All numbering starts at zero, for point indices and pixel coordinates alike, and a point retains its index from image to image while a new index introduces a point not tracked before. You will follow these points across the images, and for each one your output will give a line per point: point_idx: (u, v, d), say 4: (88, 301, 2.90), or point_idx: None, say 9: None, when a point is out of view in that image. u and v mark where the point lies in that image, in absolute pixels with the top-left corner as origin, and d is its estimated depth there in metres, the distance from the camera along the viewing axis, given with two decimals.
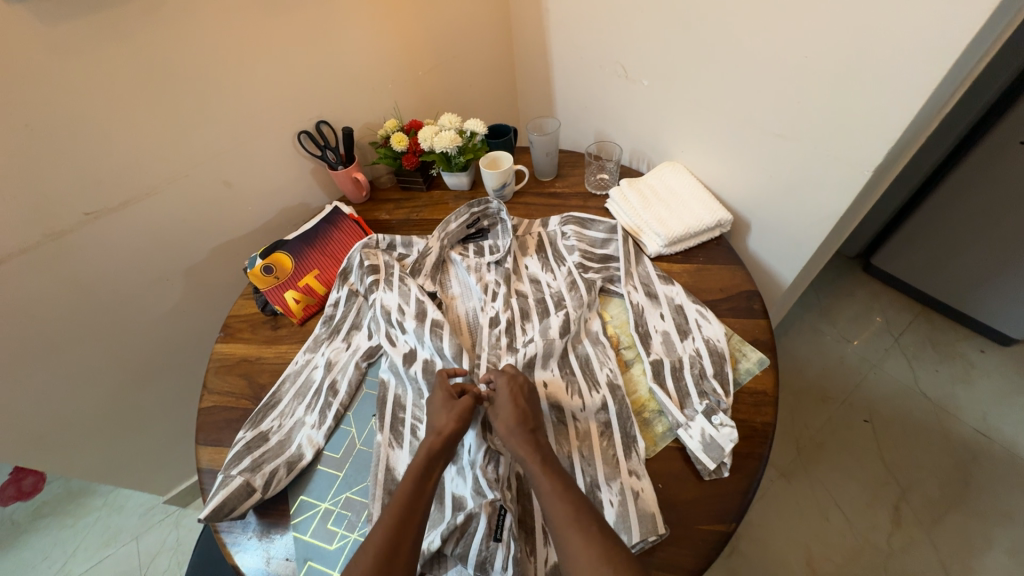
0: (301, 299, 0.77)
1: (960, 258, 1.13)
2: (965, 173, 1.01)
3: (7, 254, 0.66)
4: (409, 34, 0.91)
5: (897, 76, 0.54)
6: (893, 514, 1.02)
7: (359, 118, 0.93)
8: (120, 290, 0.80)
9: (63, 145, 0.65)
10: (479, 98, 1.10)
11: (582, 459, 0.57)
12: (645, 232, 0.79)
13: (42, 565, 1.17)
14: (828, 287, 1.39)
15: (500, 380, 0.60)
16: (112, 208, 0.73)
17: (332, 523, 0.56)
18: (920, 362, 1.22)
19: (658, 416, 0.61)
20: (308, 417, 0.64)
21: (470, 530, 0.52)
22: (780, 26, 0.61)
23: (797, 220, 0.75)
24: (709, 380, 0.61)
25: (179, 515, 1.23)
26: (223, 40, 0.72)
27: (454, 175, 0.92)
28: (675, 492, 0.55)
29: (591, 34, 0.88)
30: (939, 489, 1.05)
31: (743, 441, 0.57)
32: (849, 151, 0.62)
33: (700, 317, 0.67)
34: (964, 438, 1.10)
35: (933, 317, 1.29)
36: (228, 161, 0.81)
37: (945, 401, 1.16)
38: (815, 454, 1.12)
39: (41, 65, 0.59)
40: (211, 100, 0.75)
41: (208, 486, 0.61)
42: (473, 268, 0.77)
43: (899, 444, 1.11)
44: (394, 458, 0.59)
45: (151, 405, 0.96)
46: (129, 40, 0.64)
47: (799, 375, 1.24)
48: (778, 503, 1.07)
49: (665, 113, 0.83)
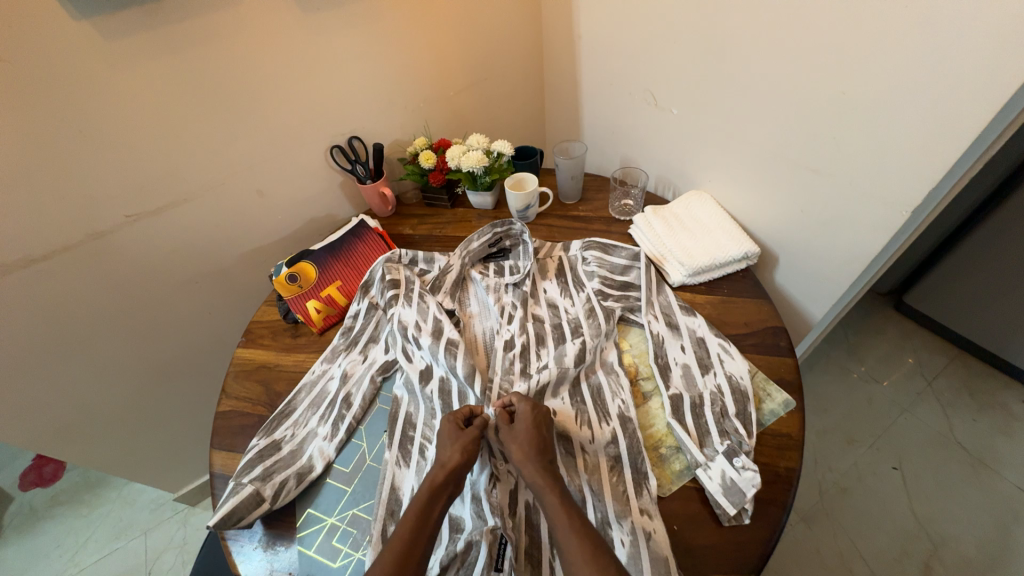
0: (323, 309, 0.78)
1: (1003, 302, 1.08)
2: (1007, 214, 0.98)
3: (49, 250, 0.69)
4: (443, 56, 0.93)
5: (941, 115, 0.52)
6: (923, 571, 0.96)
7: (390, 135, 0.95)
8: (151, 290, 0.82)
9: (109, 149, 0.68)
10: (508, 119, 1.12)
11: (592, 492, 0.56)
12: (669, 260, 0.78)
13: (52, 553, 1.19)
14: (857, 323, 1.34)
15: (522, 405, 0.59)
16: (151, 211, 0.76)
17: (336, 539, 0.55)
18: (955, 411, 1.16)
19: (675, 453, 0.59)
20: (320, 428, 0.64)
21: (470, 559, 0.52)
22: (817, 57, 0.60)
23: (829, 257, 0.73)
24: (730, 419, 0.59)
25: (188, 514, 1.25)
26: (265, 56, 0.74)
27: (479, 194, 0.93)
28: (690, 536, 0.52)
29: (622, 62, 0.88)
30: (974, 548, 0.98)
31: (765, 487, 0.55)
32: (887, 189, 0.61)
33: (723, 352, 0.65)
34: (1003, 495, 1.04)
35: (970, 361, 1.23)
36: (263, 171, 0.84)
37: (982, 453, 1.10)
38: (838, 499, 1.07)
39: (98, 75, 0.63)
40: (251, 113, 0.78)
41: (219, 491, 0.62)
42: (492, 289, 0.77)
43: (930, 496, 1.05)
44: (400, 477, 0.59)
45: (171, 402, 0.98)
46: (180, 54, 0.67)
47: (823, 414, 1.19)
48: (797, 549, 1.02)
49: (694, 141, 0.83)
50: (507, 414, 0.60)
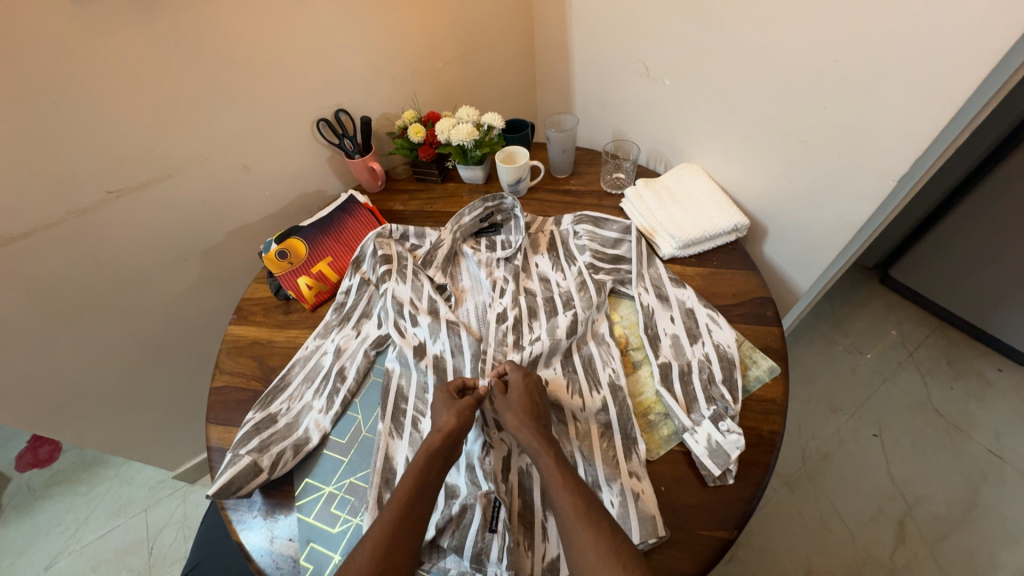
0: (314, 286, 0.78)
1: (986, 273, 1.10)
2: (993, 185, 0.99)
3: (30, 228, 0.68)
4: (430, 24, 0.91)
5: (932, 80, 0.52)
6: (897, 529, 1.01)
7: (378, 108, 0.93)
8: (138, 268, 0.81)
9: (86, 123, 0.66)
10: (498, 90, 1.10)
11: (583, 457, 0.58)
12: (659, 233, 0.79)
13: (52, 531, 1.20)
14: (843, 296, 1.36)
15: (515, 374, 0.61)
16: (134, 187, 0.75)
17: (335, 506, 0.57)
18: (933, 378, 1.20)
19: (663, 419, 0.60)
20: (316, 401, 0.65)
21: (465, 521, 0.53)
22: (809, 23, 0.59)
23: (818, 230, 0.73)
24: (717, 386, 0.61)
25: (187, 490, 1.26)
26: (244, 24, 0.72)
27: (469, 169, 0.92)
28: (677, 496, 0.54)
29: (613, 30, 0.86)
30: (946, 506, 1.03)
31: (749, 449, 0.57)
32: (876, 158, 0.61)
33: (711, 322, 0.67)
34: (975, 456, 1.08)
35: (950, 332, 1.27)
36: (249, 146, 0.82)
37: (958, 418, 1.14)
38: (820, 465, 1.10)
39: (69, 45, 0.60)
40: (234, 86, 0.76)
41: (216, 464, 0.63)
42: (484, 263, 0.78)
43: (907, 460, 1.09)
44: (395, 447, 0.60)
45: (165, 380, 0.98)
46: (155, 22, 0.65)
47: (809, 384, 1.23)
48: (780, 512, 1.06)
49: (685, 113, 0.82)
50: (500, 383, 0.62)
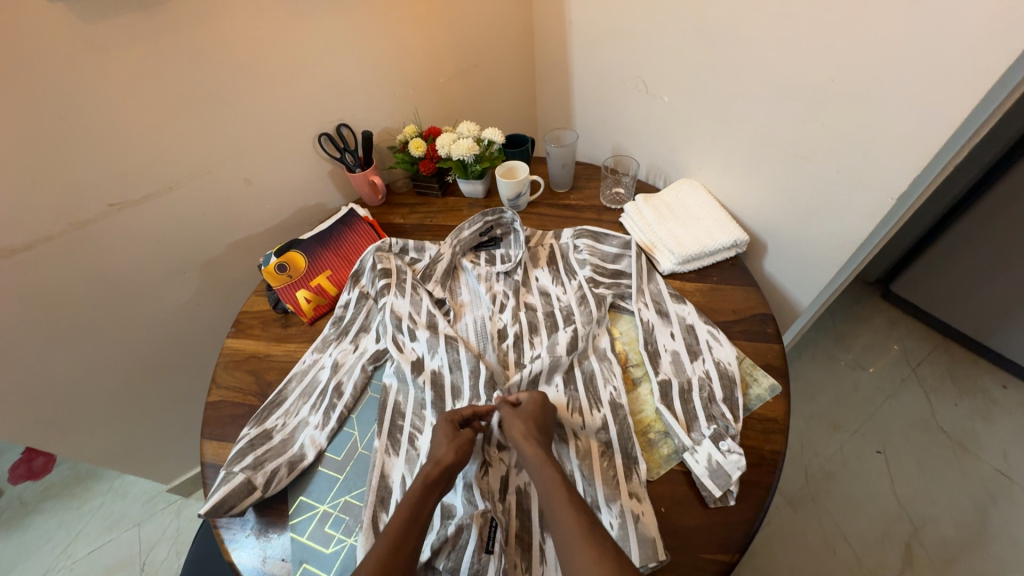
0: (312, 298, 0.78)
1: (989, 288, 1.09)
2: (993, 200, 0.99)
3: (31, 240, 0.68)
4: (432, 40, 0.92)
5: (930, 98, 0.52)
6: (904, 552, 0.99)
7: (379, 122, 0.94)
8: (138, 280, 0.81)
9: (90, 136, 0.67)
10: (499, 106, 1.11)
11: (583, 477, 0.56)
12: (658, 248, 0.78)
13: (43, 548, 1.18)
14: (845, 311, 1.36)
15: (529, 399, 0.60)
16: (136, 200, 0.75)
17: (329, 526, 0.56)
18: (937, 396, 1.19)
19: (664, 438, 0.59)
20: (312, 417, 0.64)
21: (460, 543, 0.52)
22: (807, 41, 0.60)
23: (819, 246, 0.73)
24: (717, 404, 0.60)
25: (181, 505, 1.25)
26: (249, 39, 0.73)
27: (469, 183, 0.93)
28: (678, 517, 0.53)
29: (613, 48, 0.87)
30: (954, 529, 1.01)
31: (751, 469, 0.56)
32: (876, 175, 0.61)
33: (712, 338, 0.66)
34: (982, 476, 1.07)
35: (953, 348, 1.26)
36: (250, 160, 0.83)
37: (964, 437, 1.12)
38: (824, 484, 1.09)
39: (75, 59, 0.61)
40: (237, 99, 0.76)
41: (210, 481, 0.62)
42: (484, 278, 0.78)
43: (912, 479, 1.08)
44: (390, 465, 0.59)
45: (162, 393, 0.98)
46: (160, 37, 0.66)
47: (811, 401, 1.21)
48: (784, 532, 1.04)
49: (684, 128, 0.83)
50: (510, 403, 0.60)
